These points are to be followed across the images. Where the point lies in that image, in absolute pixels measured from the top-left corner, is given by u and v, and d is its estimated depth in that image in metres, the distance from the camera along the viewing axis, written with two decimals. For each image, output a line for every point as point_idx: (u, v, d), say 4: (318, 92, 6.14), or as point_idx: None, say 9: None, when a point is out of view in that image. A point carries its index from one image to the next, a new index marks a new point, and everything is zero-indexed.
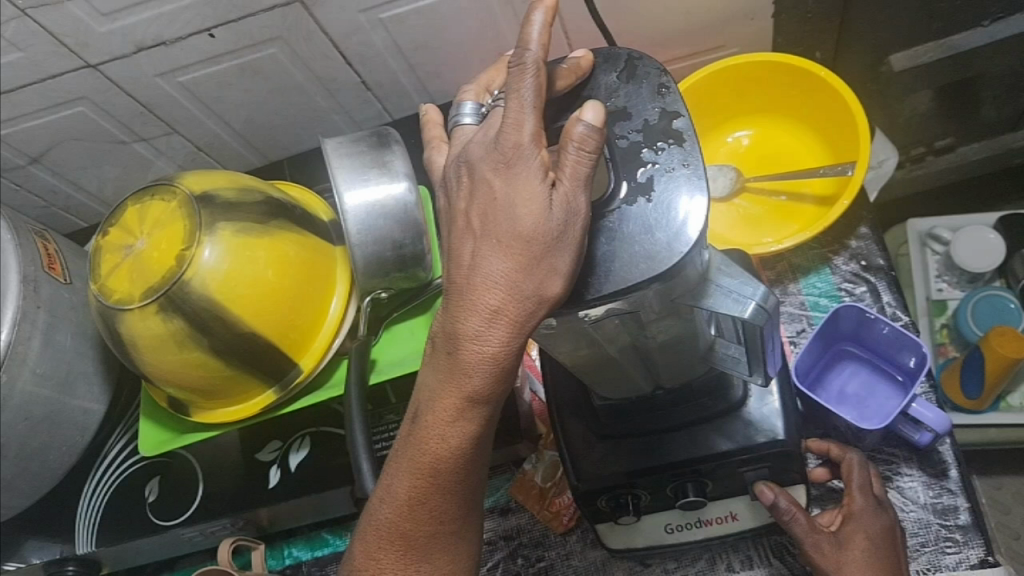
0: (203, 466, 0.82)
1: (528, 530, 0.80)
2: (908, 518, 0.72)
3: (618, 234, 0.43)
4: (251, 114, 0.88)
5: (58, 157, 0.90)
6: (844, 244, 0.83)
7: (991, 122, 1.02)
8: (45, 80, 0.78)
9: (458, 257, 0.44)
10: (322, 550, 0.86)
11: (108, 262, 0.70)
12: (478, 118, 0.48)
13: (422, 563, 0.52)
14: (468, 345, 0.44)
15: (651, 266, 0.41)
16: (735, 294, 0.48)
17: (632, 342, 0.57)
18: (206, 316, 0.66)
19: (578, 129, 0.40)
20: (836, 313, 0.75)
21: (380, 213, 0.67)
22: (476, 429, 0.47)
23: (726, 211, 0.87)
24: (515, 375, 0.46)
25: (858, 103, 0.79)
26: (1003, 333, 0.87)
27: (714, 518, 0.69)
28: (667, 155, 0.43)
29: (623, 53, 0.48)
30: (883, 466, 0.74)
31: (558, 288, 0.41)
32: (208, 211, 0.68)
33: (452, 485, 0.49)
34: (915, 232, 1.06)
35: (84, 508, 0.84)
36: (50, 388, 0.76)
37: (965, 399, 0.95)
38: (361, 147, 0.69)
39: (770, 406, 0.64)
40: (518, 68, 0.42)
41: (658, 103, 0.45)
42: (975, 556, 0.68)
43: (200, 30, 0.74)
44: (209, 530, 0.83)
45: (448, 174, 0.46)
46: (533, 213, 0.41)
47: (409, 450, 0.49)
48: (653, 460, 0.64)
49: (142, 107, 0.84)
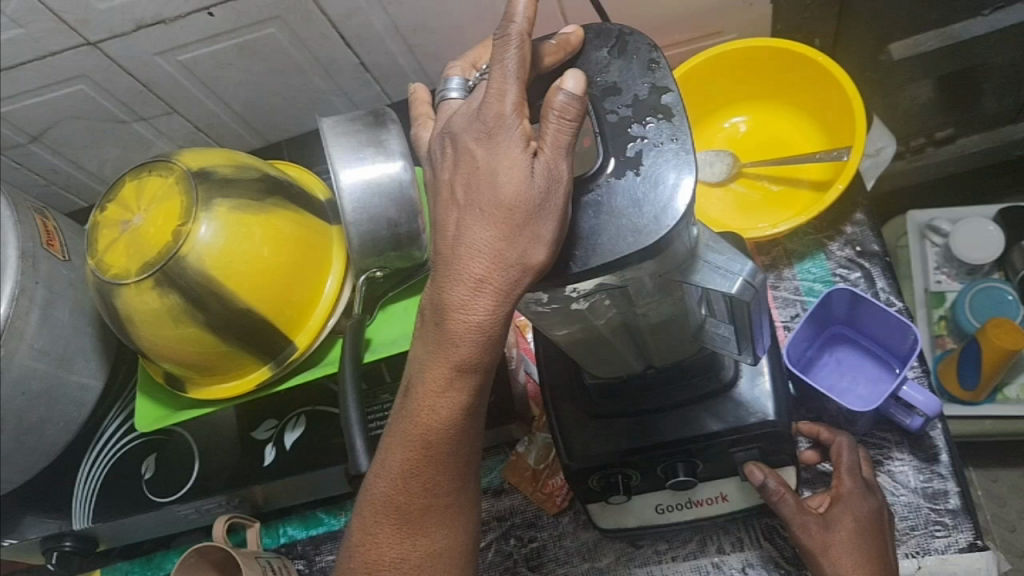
0: (199, 444, 0.83)
1: (521, 511, 0.80)
2: (899, 502, 0.72)
3: (604, 207, 0.43)
4: (250, 94, 0.88)
5: (59, 136, 0.90)
6: (839, 229, 0.83)
7: (991, 112, 1.03)
8: (45, 57, 0.79)
9: (444, 228, 0.44)
10: (317, 529, 0.86)
11: (106, 237, 0.70)
12: (464, 92, 0.48)
13: (418, 537, 0.52)
14: (455, 315, 0.44)
15: (638, 240, 0.42)
16: (724, 270, 0.48)
17: (624, 322, 0.58)
18: (202, 291, 0.67)
19: (559, 98, 0.41)
20: (828, 297, 0.75)
21: (375, 191, 0.67)
22: (466, 400, 0.46)
23: (723, 195, 0.88)
24: (503, 344, 0.45)
25: (853, 88, 0.79)
26: (1000, 325, 0.87)
27: (704, 499, 0.70)
28: (655, 130, 0.44)
29: (614, 29, 0.48)
30: (875, 450, 0.74)
31: (542, 256, 0.41)
32: (205, 187, 0.68)
33: (445, 458, 0.49)
34: (914, 223, 1.06)
35: (81, 485, 0.84)
36: (47, 363, 0.76)
37: (961, 391, 0.95)
38: (357, 126, 0.70)
39: (761, 387, 0.65)
40: (501, 39, 0.43)
41: (647, 78, 0.45)
42: (964, 540, 0.69)
43: (200, 8, 0.75)
44: (205, 508, 0.83)
45: (433, 147, 0.46)
46: (515, 181, 0.41)
47: (401, 423, 0.49)
48: (644, 439, 0.65)
49: (142, 85, 0.84)
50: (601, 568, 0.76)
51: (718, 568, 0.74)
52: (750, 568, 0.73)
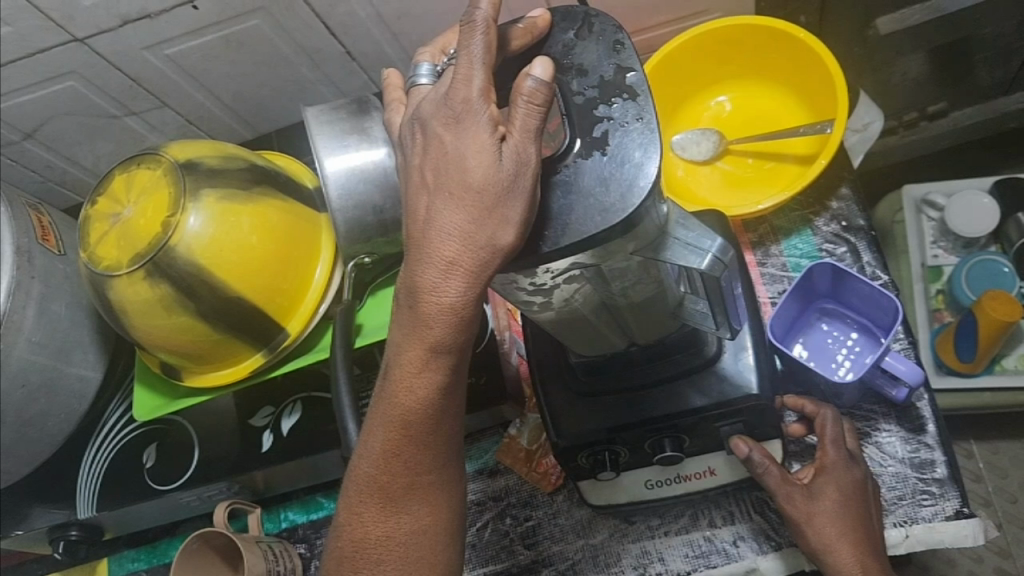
0: (198, 432, 0.84)
1: (517, 490, 0.82)
2: (886, 472, 0.73)
3: (573, 188, 0.44)
4: (239, 86, 0.89)
5: (53, 132, 0.92)
6: (825, 205, 0.83)
7: (982, 84, 1.02)
8: (34, 55, 0.80)
9: (415, 212, 0.45)
10: (317, 513, 0.87)
11: (97, 230, 0.71)
12: (434, 78, 0.49)
13: (402, 515, 0.53)
14: (427, 298, 0.44)
15: (605, 219, 0.42)
16: (694, 246, 0.49)
17: (606, 303, 0.58)
18: (192, 281, 0.68)
19: (527, 83, 0.42)
20: (811, 272, 0.76)
21: (360, 178, 0.68)
22: (442, 379, 0.47)
23: (710, 173, 0.89)
24: (477, 323, 0.46)
25: (835, 63, 0.80)
26: (996, 297, 0.87)
27: (692, 474, 0.71)
28: (621, 109, 0.44)
29: (580, 11, 0.49)
30: (863, 422, 0.75)
31: (510, 238, 0.42)
32: (192, 178, 0.69)
33: (426, 437, 0.50)
34: (909, 197, 1.06)
35: (86, 473, 0.86)
36: (46, 356, 0.78)
37: (959, 362, 0.96)
38: (341, 114, 0.71)
39: (745, 361, 0.65)
40: (467, 25, 0.43)
41: (613, 59, 0.46)
42: (951, 508, 0.70)
43: (184, 2, 0.75)
44: (206, 495, 0.85)
45: (404, 133, 0.47)
46: (482, 165, 0.42)
47: (381, 405, 0.50)
48: (630, 415, 0.66)
49: (131, 80, 0.86)
50: (595, 545, 0.77)
51: (709, 541, 0.75)
52: (742, 541, 0.74)
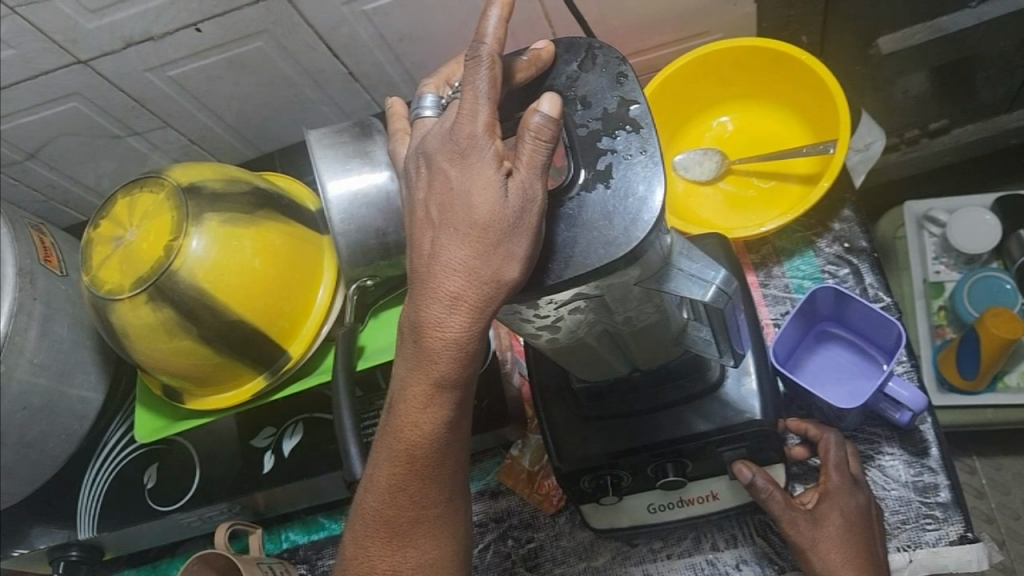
0: (199, 453, 0.84)
1: (518, 512, 0.81)
2: (889, 496, 0.73)
3: (577, 221, 0.44)
4: (242, 107, 0.90)
5: (55, 152, 0.92)
6: (827, 226, 0.83)
7: (985, 104, 1.02)
8: (37, 76, 0.80)
9: (420, 247, 0.45)
10: (318, 533, 0.87)
11: (100, 253, 0.72)
12: (438, 110, 0.49)
13: (408, 548, 0.53)
14: (432, 333, 0.44)
15: (609, 252, 0.42)
16: (697, 277, 0.50)
17: (610, 330, 0.58)
18: (195, 305, 0.68)
19: (534, 119, 0.41)
20: (813, 295, 0.76)
21: (362, 202, 0.68)
22: (448, 414, 0.47)
23: (712, 193, 0.89)
24: (482, 358, 0.46)
25: (837, 85, 0.80)
26: (998, 315, 0.87)
27: (694, 497, 0.71)
28: (624, 141, 0.45)
29: (584, 43, 0.49)
30: (865, 445, 0.75)
31: (515, 273, 0.42)
32: (195, 202, 0.69)
33: (431, 470, 0.50)
34: (911, 214, 1.06)
35: (86, 494, 0.86)
36: (47, 378, 0.78)
37: (961, 379, 0.95)
38: (343, 138, 0.71)
39: (748, 386, 0.65)
40: (473, 60, 0.43)
41: (617, 92, 0.46)
42: (954, 533, 0.69)
43: (187, 24, 0.76)
44: (207, 515, 0.84)
45: (409, 166, 0.47)
46: (487, 200, 0.42)
47: (386, 439, 0.50)
48: (634, 440, 0.65)
49: (134, 101, 0.86)
50: (598, 567, 0.77)
51: (712, 564, 0.74)
52: (744, 565, 0.74)
